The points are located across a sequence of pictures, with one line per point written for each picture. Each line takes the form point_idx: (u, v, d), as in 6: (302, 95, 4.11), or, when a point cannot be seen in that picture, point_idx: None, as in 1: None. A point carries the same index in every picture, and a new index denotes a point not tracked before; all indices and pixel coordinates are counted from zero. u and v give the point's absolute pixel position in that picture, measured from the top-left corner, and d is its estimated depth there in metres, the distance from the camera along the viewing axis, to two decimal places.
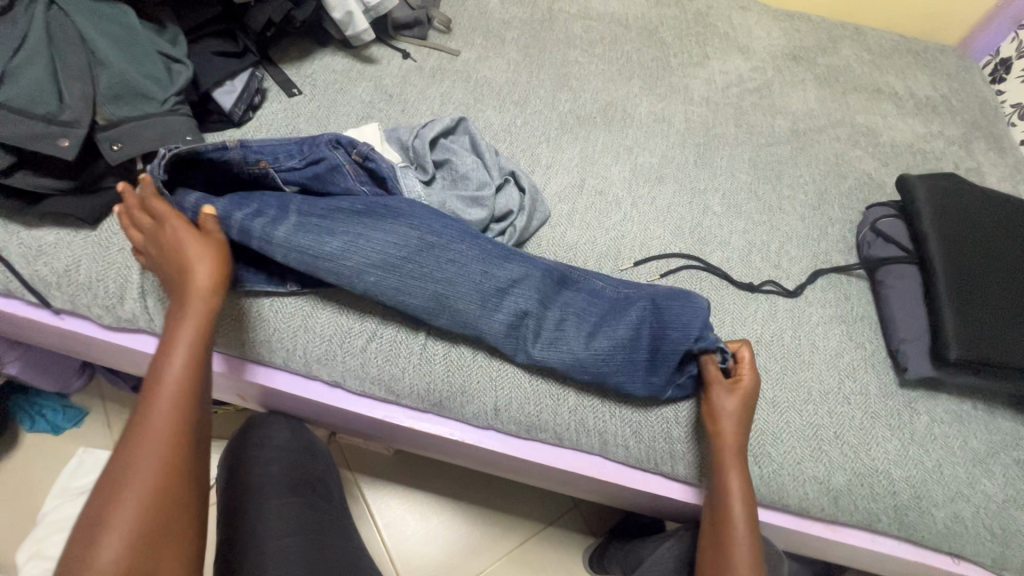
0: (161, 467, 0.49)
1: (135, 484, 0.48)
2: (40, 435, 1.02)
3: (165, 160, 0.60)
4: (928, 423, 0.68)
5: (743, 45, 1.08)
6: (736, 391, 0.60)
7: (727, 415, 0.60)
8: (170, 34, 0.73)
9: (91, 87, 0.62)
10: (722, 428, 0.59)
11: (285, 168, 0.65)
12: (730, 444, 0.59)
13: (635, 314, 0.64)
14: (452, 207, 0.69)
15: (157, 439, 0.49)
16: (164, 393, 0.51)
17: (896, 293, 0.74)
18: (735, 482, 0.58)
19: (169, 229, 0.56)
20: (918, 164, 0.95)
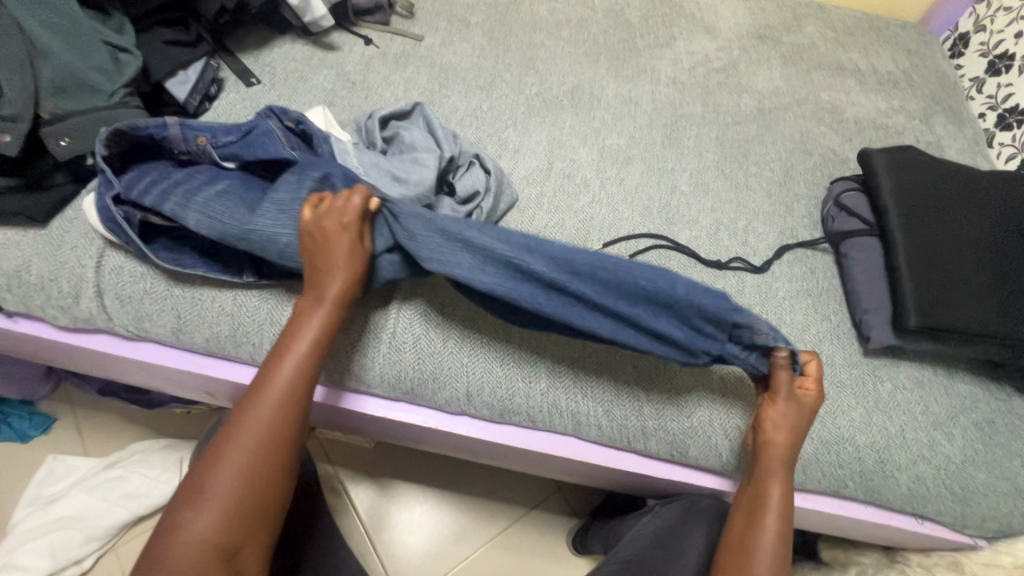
0: (261, 443, 0.50)
1: (241, 452, 0.49)
2: (6, 444, 0.99)
3: (106, 137, 0.60)
4: (892, 390, 0.70)
5: (709, 25, 1.08)
6: (797, 397, 0.60)
7: (784, 419, 0.59)
8: (116, 23, 0.70)
9: (33, 79, 0.60)
10: (774, 433, 0.59)
11: (222, 141, 0.64)
12: (781, 452, 0.59)
13: (656, 277, 0.56)
14: (391, 170, 0.68)
15: (266, 419, 0.51)
16: (279, 376, 0.53)
17: (858, 266, 0.75)
18: (775, 490, 0.58)
19: (331, 234, 0.56)
20: (880, 139, 0.97)
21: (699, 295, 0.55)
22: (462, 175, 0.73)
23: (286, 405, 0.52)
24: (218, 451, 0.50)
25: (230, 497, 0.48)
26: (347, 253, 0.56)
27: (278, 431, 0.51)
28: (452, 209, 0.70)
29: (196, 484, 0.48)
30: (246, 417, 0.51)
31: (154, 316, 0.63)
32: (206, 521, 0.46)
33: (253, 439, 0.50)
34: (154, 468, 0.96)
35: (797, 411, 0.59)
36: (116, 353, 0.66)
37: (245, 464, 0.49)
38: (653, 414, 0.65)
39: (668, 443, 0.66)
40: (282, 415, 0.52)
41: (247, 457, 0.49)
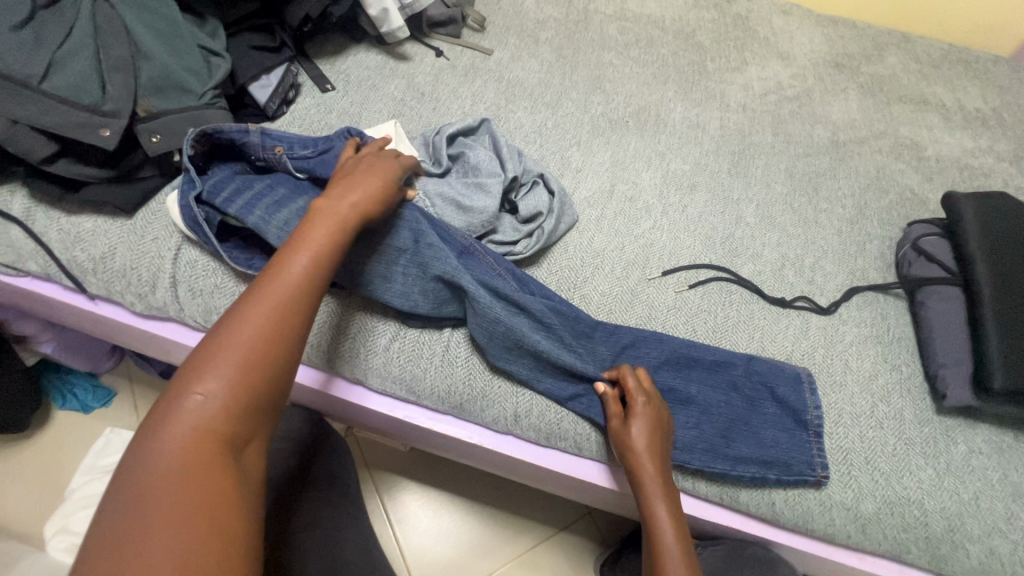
0: (270, 320, 0.45)
1: (247, 327, 0.44)
2: (70, 413, 1.05)
3: (192, 138, 0.62)
4: (966, 453, 0.65)
5: (784, 50, 1.05)
6: (640, 418, 0.58)
7: (638, 441, 0.58)
8: (209, 27, 0.73)
9: (133, 79, 0.63)
10: (639, 451, 0.57)
11: (298, 155, 0.67)
12: (649, 468, 0.57)
13: (678, 344, 0.67)
14: (452, 194, 0.69)
15: (277, 294, 0.46)
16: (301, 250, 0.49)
17: (935, 317, 0.71)
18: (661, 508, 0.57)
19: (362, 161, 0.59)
20: (964, 181, 0.91)
21: (710, 369, 0.66)
22: (522, 194, 0.73)
23: (306, 292, 0.48)
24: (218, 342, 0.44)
25: (243, 383, 0.43)
26: (376, 170, 0.58)
27: (283, 322, 0.46)
28: (511, 227, 0.71)
29: (188, 371, 0.42)
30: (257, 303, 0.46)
31: (222, 310, 0.65)
32: (204, 406, 0.41)
33: (258, 315, 0.45)
34: None
35: (645, 418, 0.58)
36: (183, 342, 0.68)
37: (254, 348, 0.44)
38: None
39: (718, 486, 0.64)
40: (288, 304, 0.46)
41: (243, 339, 0.44)
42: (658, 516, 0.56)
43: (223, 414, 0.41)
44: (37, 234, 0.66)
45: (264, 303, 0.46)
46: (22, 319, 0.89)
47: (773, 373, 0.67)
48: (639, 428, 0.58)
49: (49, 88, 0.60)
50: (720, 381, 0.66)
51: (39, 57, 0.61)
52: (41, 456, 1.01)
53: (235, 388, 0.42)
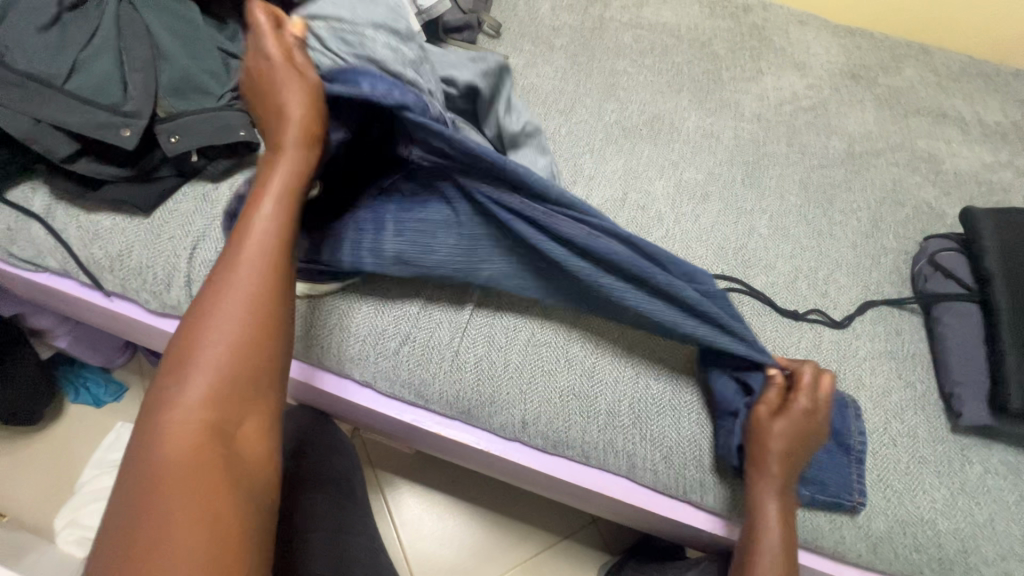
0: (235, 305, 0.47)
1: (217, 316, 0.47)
2: (83, 406, 1.06)
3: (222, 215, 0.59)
4: (982, 473, 0.64)
5: (800, 61, 1.04)
6: (788, 421, 0.57)
7: (773, 444, 0.57)
8: (231, 30, 0.73)
9: (154, 80, 0.64)
10: (772, 454, 0.56)
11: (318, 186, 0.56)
12: (773, 472, 0.57)
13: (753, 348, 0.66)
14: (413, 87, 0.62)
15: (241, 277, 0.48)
16: (257, 223, 0.50)
17: (952, 335, 0.70)
18: (772, 511, 0.57)
19: (272, 75, 0.52)
20: (983, 196, 0.90)
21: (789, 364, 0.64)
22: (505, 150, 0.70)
23: (269, 263, 0.49)
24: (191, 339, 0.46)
25: (224, 372, 0.45)
26: (292, 82, 0.52)
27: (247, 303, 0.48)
28: None
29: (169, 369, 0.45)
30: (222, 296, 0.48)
31: None
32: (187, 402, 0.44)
33: (228, 303, 0.47)
34: None
35: (791, 421, 0.57)
36: None
37: (224, 335, 0.46)
38: (716, 467, 0.63)
39: (727, 501, 0.63)
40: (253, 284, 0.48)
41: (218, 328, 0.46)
42: (765, 507, 0.57)
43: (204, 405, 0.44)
44: (57, 231, 0.67)
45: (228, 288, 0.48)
46: (37, 313, 0.90)
47: None
48: (782, 428, 0.57)
49: (73, 89, 0.61)
50: None
51: (64, 58, 0.62)
52: (53, 448, 1.02)
53: (217, 378, 0.45)
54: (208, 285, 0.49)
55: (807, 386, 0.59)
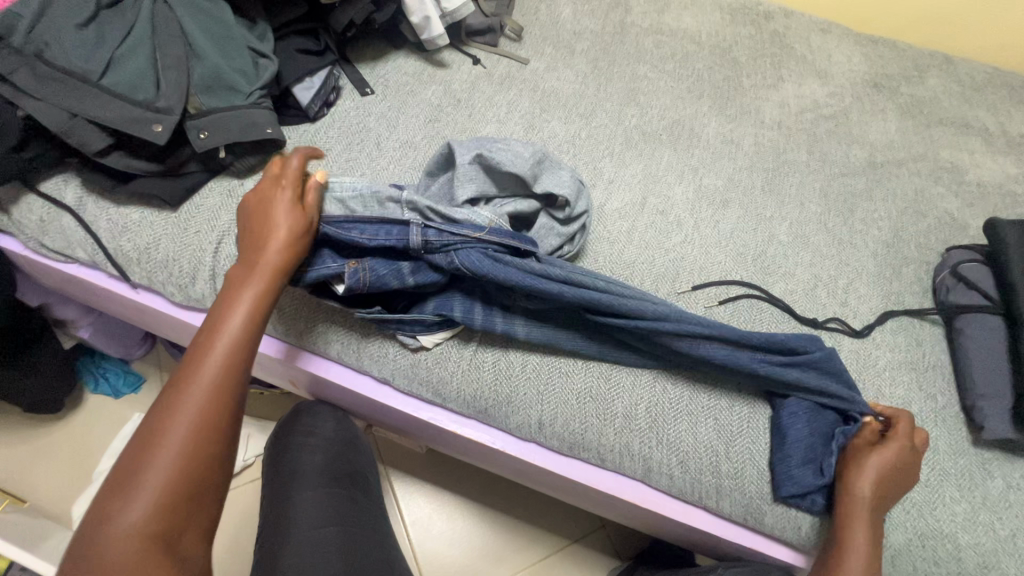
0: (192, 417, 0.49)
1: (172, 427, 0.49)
2: (101, 396, 1.08)
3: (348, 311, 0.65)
4: (1004, 488, 0.63)
5: (821, 69, 1.04)
6: (886, 455, 0.57)
7: (867, 471, 0.56)
8: (260, 30, 0.76)
9: (185, 77, 0.65)
10: (865, 480, 0.56)
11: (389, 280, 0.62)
12: (863, 497, 0.55)
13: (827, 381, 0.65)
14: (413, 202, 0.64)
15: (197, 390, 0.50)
16: (222, 337, 0.53)
17: (974, 347, 0.69)
18: (859, 536, 0.55)
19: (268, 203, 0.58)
20: (1007, 208, 0.89)
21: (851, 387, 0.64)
22: (527, 200, 0.71)
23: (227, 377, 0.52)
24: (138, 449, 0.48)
25: (163, 494, 0.46)
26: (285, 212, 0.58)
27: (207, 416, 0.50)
28: (554, 231, 0.71)
29: (116, 484, 0.47)
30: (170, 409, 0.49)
31: None
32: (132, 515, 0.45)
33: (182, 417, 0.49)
34: None
35: (892, 451, 0.57)
36: None
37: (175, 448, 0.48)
38: (732, 474, 0.62)
39: (742, 507, 0.63)
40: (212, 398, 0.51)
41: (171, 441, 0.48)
42: (854, 539, 0.54)
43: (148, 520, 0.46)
44: (88, 222, 0.68)
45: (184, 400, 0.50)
46: (63, 303, 0.92)
47: None
48: (879, 466, 0.56)
49: (109, 84, 0.63)
50: None
51: (101, 54, 0.64)
52: (72, 437, 1.04)
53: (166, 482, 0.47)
54: (162, 396, 0.51)
55: (908, 424, 0.59)
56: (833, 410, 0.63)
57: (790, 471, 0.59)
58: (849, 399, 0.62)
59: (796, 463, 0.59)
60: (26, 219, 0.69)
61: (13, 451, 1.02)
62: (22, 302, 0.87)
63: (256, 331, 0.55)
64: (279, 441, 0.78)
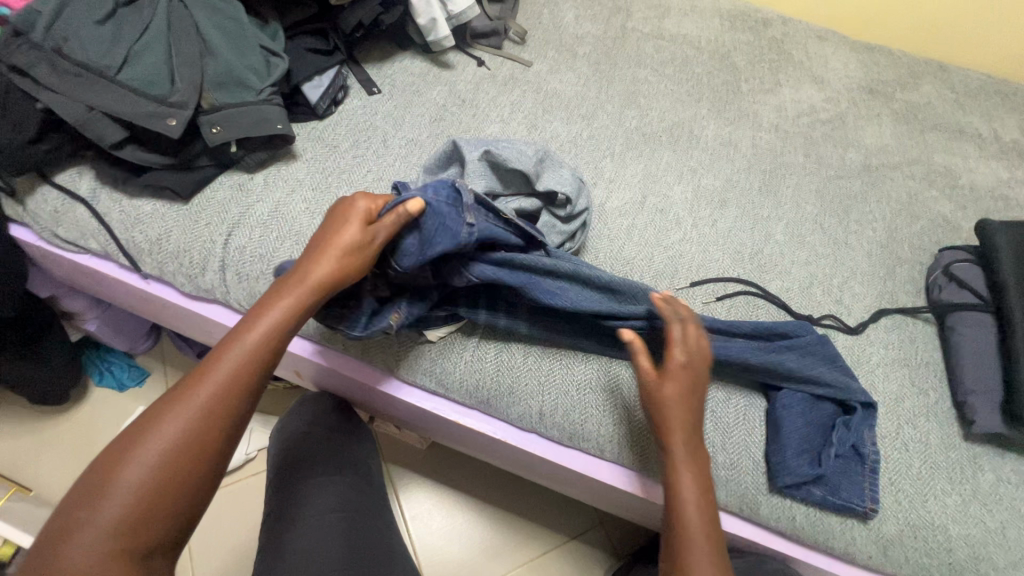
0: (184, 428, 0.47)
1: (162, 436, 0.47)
2: (106, 389, 1.09)
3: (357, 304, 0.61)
4: (994, 481, 0.65)
5: (818, 74, 1.06)
6: (677, 378, 0.56)
7: (667, 402, 0.56)
8: (271, 30, 0.78)
9: (199, 74, 0.67)
10: (669, 410, 0.55)
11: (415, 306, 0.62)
12: (678, 435, 0.55)
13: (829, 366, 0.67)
14: None
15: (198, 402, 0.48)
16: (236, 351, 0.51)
17: (966, 344, 0.70)
18: (685, 478, 0.54)
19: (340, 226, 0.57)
20: (998, 211, 0.91)
21: (846, 372, 0.66)
22: (528, 199, 0.73)
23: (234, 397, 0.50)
24: (128, 443, 0.47)
25: (137, 504, 0.45)
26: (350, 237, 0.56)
27: (203, 432, 0.48)
28: (557, 228, 0.74)
29: (97, 483, 0.45)
30: (170, 412, 0.48)
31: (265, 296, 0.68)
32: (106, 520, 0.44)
33: (175, 427, 0.47)
34: None
35: (683, 377, 0.56)
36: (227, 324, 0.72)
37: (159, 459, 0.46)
38: (728, 464, 0.64)
39: (738, 497, 0.64)
40: (212, 415, 0.49)
41: (156, 451, 0.46)
42: (681, 486, 0.53)
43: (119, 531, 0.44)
44: (101, 214, 0.70)
45: (182, 411, 0.48)
46: (71, 295, 0.93)
47: (861, 421, 0.64)
48: (672, 386, 0.56)
49: (125, 79, 0.65)
50: (858, 419, 0.64)
51: (118, 50, 0.65)
52: (77, 429, 1.05)
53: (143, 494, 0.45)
54: (163, 398, 0.49)
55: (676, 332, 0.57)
56: (827, 400, 0.65)
57: (784, 460, 0.61)
58: (841, 387, 0.65)
59: (793, 453, 0.61)
60: (41, 209, 0.71)
61: (18, 441, 1.03)
62: (32, 293, 0.87)
63: (266, 359, 0.52)
64: (283, 430, 0.79)
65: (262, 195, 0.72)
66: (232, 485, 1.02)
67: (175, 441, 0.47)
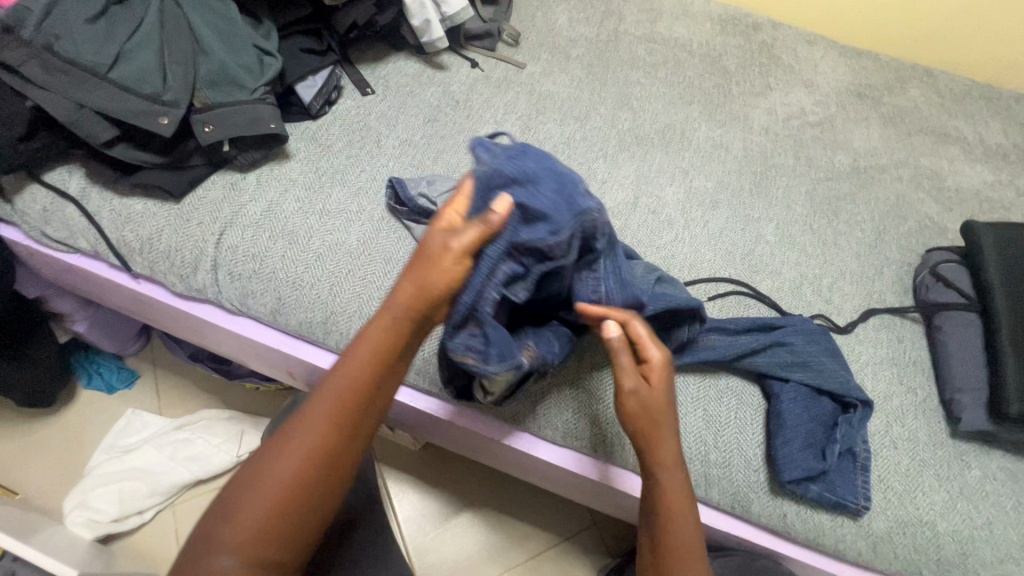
0: (315, 448, 0.49)
1: (293, 454, 0.48)
2: (94, 391, 1.08)
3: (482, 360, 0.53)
4: (981, 478, 0.66)
5: (807, 78, 1.08)
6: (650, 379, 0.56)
7: (655, 406, 0.55)
8: (265, 29, 0.77)
9: (192, 72, 0.67)
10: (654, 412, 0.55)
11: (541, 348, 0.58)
12: (667, 437, 0.55)
13: (827, 359, 0.67)
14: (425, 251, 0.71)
15: (323, 424, 0.49)
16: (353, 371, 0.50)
17: (952, 343, 0.72)
18: (672, 479, 0.55)
19: (437, 237, 0.50)
20: (984, 213, 0.93)
21: (838, 364, 0.67)
22: None
23: (355, 414, 0.50)
24: (268, 457, 0.49)
25: (269, 520, 0.47)
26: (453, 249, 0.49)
27: (331, 447, 0.49)
28: None
29: (235, 494, 0.48)
30: (300, 432, 0.49)
31: (257, 295, 0.68)
32: (245, 531, 0.47)
33: (302, 448, 0.49)
34: (217, 437, 1.01)
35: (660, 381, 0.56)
36: (219, 324, 0.72)
37: (290, 475, 0.48)
38: (720, 461, 0.64)
39: (730, 495, 0.64)
40: (336, 432, 0.50)
41: (287, 469, 0.48)
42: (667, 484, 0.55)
43: (254, 541, 0.47)
44: (91, 213, 0.69)
45: (309, 431, 0.49)
46: (60, 296, 0.92)
47: (857, 420, 0.64)
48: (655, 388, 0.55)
49: (117, 77, 0.64)
50: (855, 418, 0.64)
51: (110, 48, 0.65)
52: (64, 432, 1.03)
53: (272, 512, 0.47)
54: (292, 415, 0.51)
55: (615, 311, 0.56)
56: (826, 398, 0.66)
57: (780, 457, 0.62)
58: (838, 385, 0.65)
59: (788, 449, 0.62)
60: (29, 208, 0.70)
61: (3, 445, 1.01)
62: (21, 294, 0.87)
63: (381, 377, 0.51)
64: None
65: (255, 195, 0.72)
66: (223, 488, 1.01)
67: (303, 460, 0.48)
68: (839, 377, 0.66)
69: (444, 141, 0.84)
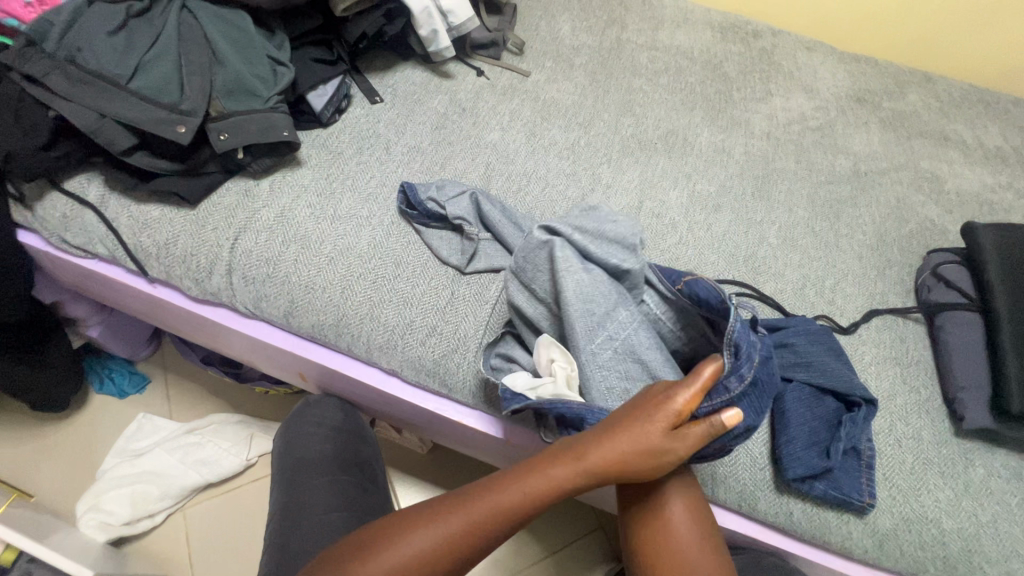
0: (450, 537, 0.52)
1: (429, 533, 0.52)
2: (106, 395, 1.09)
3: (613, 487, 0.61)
4: (985, 476, 0.66)
5: (807, 84, 1.09)
6: None
7: None
8: (278, 39, 0.79)
9: (209, 82, 0.69)
10: None
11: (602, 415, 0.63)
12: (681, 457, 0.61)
13: (831, 359, 0.68)
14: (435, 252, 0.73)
15: (469, 522, 0.52)
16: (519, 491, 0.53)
17: (955, 342, 0.72)
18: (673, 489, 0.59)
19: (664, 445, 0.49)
20: (984, 215, 0.94)
21: (842, 364, 0.68)
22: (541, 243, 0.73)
23: (494, 529, 0.52)
24: (410, 526, 0.53)
25: None
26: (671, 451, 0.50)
27: (462, 546, 0.52)
28: None
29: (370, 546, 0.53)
30: (448, 516, 0.53)
31: (271, 298, 0.70)
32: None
33: (440, 532, 0.52)
34: (227, 441, 1.02)
35: None
36: (233, 327, 0.73)
37: (415, 552, 0.52)
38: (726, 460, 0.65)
39: (737, 494, 0.65)
40: (473, 536, 0.52)
41: (419, 546, 0.52)
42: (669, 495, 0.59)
43: None
44: (109, 219, 0.71)
45: (452, 520, 0.53)
46: (75, 301, 0.94)
47: (863, 419, 0.65)
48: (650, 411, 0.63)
49: (136, 88, 0.67)
50: (862, 417, 0.64)
51: (130, 60, 0.67)
52: (76, 436, 1.05)
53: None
54: (451, 497, 0.55)
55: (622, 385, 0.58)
56: (831, 398, 0.66)
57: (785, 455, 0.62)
58: (844, 385, 0.65)
59: (792, 448, 0.63)
60: (49, 215, 0.72)
61: (17, 449, 1.03)
62: (38, 299, 0.88)
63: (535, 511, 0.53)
64: (288, 430, 0.80)
65: (268, 201, 0.74)
66: (233, 492, 1.02)
67: (434, 544, 0.52)
68: (845, 377, 0.66)
69: (452, 147, 0.86)
